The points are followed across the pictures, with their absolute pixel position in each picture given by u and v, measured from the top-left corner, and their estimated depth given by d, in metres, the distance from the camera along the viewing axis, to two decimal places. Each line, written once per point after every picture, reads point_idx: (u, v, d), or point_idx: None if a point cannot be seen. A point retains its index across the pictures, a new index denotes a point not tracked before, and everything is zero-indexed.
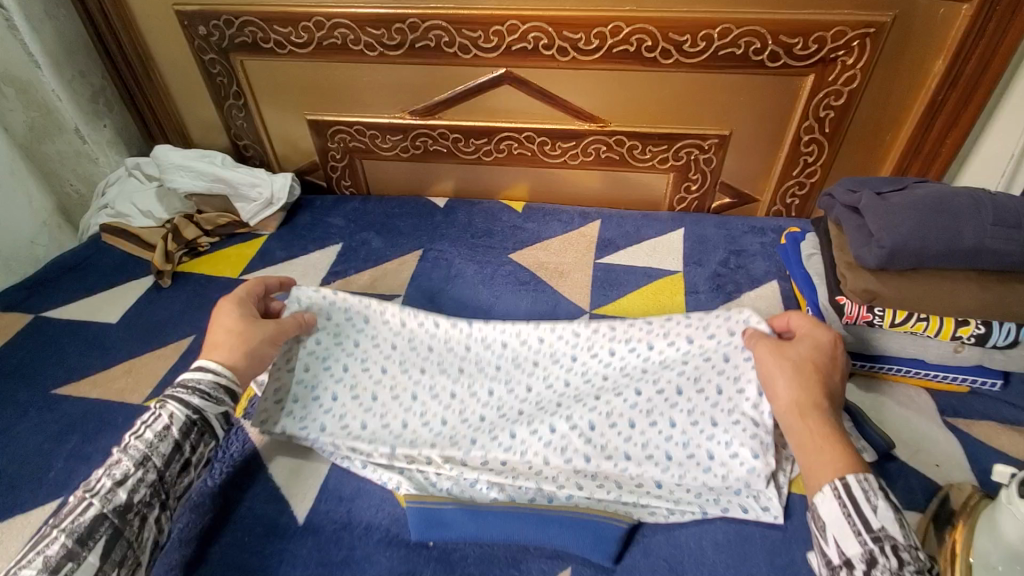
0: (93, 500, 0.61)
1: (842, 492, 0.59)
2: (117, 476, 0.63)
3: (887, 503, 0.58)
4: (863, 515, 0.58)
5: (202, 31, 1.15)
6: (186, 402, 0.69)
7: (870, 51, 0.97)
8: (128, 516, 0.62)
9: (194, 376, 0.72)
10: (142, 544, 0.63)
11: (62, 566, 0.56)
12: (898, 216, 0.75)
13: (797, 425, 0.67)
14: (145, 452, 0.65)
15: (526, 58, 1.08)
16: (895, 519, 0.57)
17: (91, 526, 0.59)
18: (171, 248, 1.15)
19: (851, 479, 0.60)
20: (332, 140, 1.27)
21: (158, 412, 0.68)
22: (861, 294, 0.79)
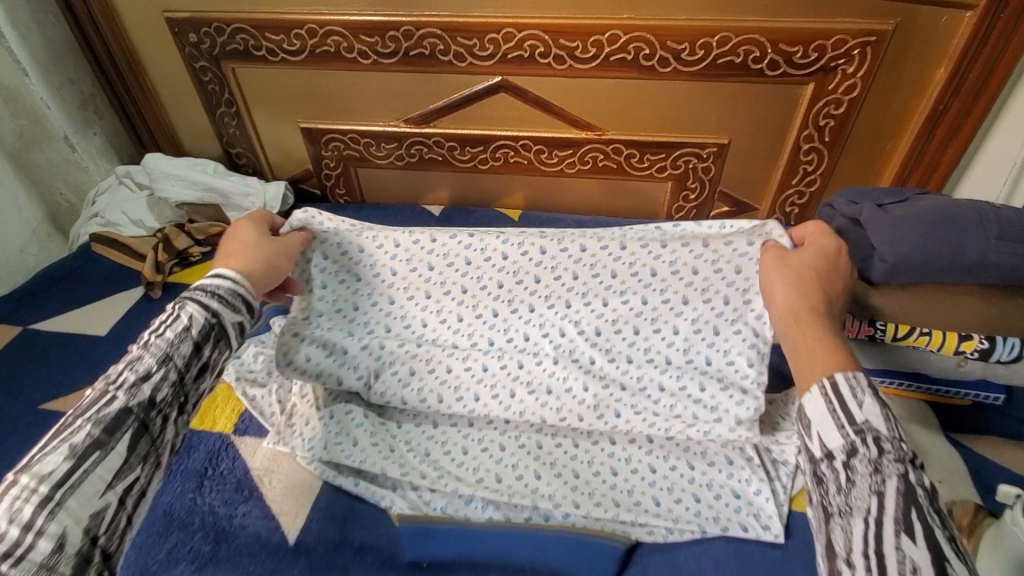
0: (117, 393, 0.52)
1: (830, 390, 0.51)
2: (139, 371, 0.53)
3: (877, 399, 0.50)
4: (846, 408, 0.50)
5: (192, 37, 1.13)
6: (205, 303, 0.59)
7: (871, 60, 0.96)
8: (153, 413, 0.53)
9: (210, 281, 0.61)
10: (162, 446, 0.54)
11: (88, 455, 0.47)
12: (901, 227, 0.74)
13: (792, 329, 0.60)
14: (168, 348, 0.55)
15: (522, 67, 1.06)
16: (883, 414, 0.49)
17: (116, 418, 0.50)
18: (161, 259, 1.13)
19: (841, 375, 0.52)
20: (326, 149, 1.26)
21: (175, 311, 0.58)
22: (861, 309, 0.77)
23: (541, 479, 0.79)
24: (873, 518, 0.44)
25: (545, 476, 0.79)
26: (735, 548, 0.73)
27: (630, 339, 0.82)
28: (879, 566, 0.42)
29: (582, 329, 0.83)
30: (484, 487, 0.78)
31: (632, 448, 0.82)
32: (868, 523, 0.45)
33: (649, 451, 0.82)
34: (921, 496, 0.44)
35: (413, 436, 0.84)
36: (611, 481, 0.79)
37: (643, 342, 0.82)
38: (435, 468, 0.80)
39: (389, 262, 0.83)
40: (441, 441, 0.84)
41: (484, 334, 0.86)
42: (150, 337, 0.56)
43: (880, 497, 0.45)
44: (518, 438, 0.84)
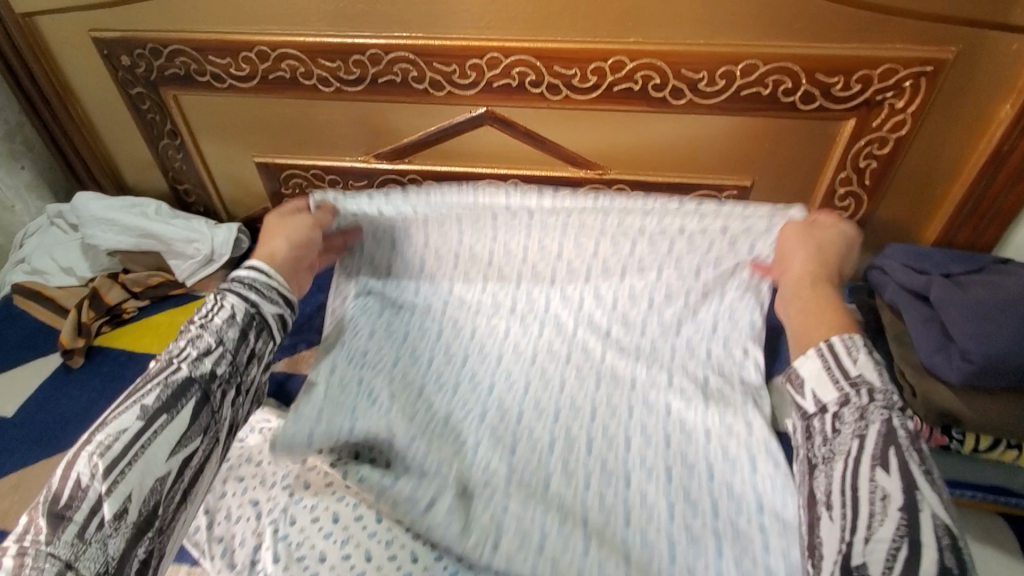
0: (182, 365, 0.61)
1: (826, 350, 0.62)
2: (201, 347, 0.63)
3: (869, 356, 0.61)
4: (842, 364, 0.60)
5: (125, 60, 0.97)
6: (245, 295, 0.70)
7: (925, 93, 0.80)
8: (212, 385, 0.62)
9: (248, 275, 0.72)
10: (220, 421, 0.64)
11: (156, 418, 0.56)
12: (986, 315, 0.59)
13: (807, 292, 0.71)
14: (219, 330, 0.65)
15: (510, 96, 0.90)
16: (874, 368, 0.60)
17: (182, 386, 0.60)
18: (86, 319, 0.97)
19: (838, 338, 0.63)
20: (286, 186, 1.10)
21: (218, 303, 0.68)
22: (937, 417, 0.61)
23: None
24: (856, 455, 0.54)
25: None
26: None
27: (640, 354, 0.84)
28: (869, 504, 0.51)
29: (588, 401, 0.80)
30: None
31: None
32: (847, 463, 0.54)
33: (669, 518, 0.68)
34: (904, 437, 0.53)
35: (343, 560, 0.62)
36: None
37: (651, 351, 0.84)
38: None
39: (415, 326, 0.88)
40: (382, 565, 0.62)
41: (502, 382, 0.83)
42: (203, 323, 0.66)
43: (863, 441, 0.54)
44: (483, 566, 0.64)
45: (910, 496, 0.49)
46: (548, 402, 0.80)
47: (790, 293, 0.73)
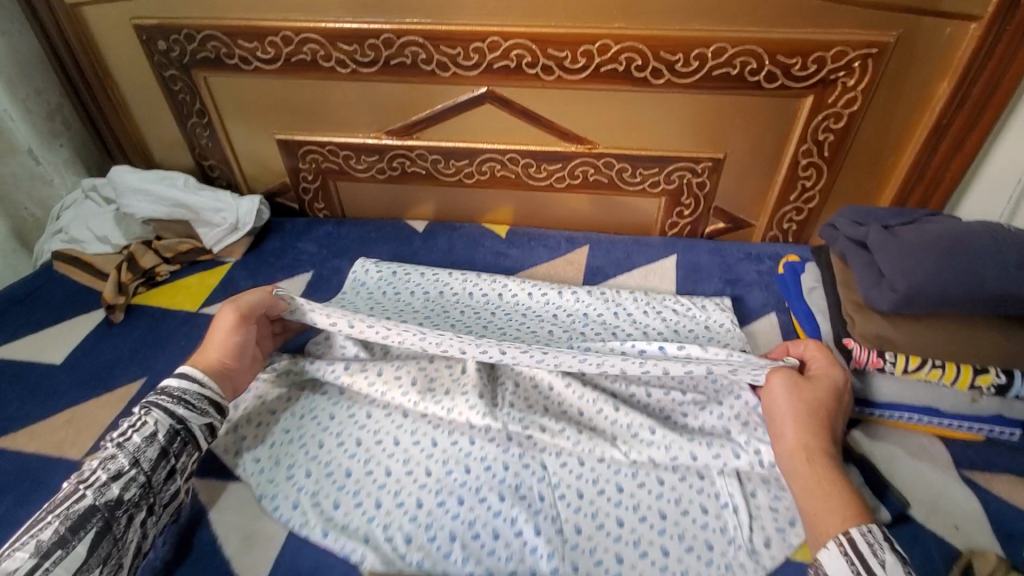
0: (87, 491, 0.63)
1: (848, 547, 0.57)
2: (113, 470, 0.65)
3: (896, 556, 0.55)
4: (868, 563, 0.55)
5: (161, 45, 1.07)
6: (172, 409, 0.72)
7: (872, 72, 0.92)
8: (117, 512, 0.63)
9: (179, 386, 0.75)
10: (125, 547, 0.63)
11: (49, 553, 0.57)
12: (913, 254, 0.69)
13: (804, 469, 0.66)
14: (135, 451, 0.67)
15: (509, 77, 1.01)
16: (905, 572, 0.54)
17: (84, 515, 0.61)
18: (125, 279, 1.07)
19: (856, 531, 0.58)
20: (303, 161, 1.20)
21: (143, 418, 0.71)
22: (873, 340, 0.74)
23: (544, 465, 0.78)
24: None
25: (511, 499, 0.74)
26: (737, 480, 0.76)
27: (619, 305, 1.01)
28: None
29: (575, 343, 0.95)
30: (447, 512, 0.73)
31: (601, 468, 0.78)
32: None
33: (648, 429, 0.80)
34: None
35: (374, 455, 0.79)
36: (576, 505, 0.74)
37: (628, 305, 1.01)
38: (399, 503, 0.74)
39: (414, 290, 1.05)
40: (403, 460, 0.79)
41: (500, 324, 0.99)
42: (121, 442, 0.68)
43: None
44: (484, 459, 0.78)
45: None
46: (543, 341, 0.96)
47: (789, 465, 0.68)
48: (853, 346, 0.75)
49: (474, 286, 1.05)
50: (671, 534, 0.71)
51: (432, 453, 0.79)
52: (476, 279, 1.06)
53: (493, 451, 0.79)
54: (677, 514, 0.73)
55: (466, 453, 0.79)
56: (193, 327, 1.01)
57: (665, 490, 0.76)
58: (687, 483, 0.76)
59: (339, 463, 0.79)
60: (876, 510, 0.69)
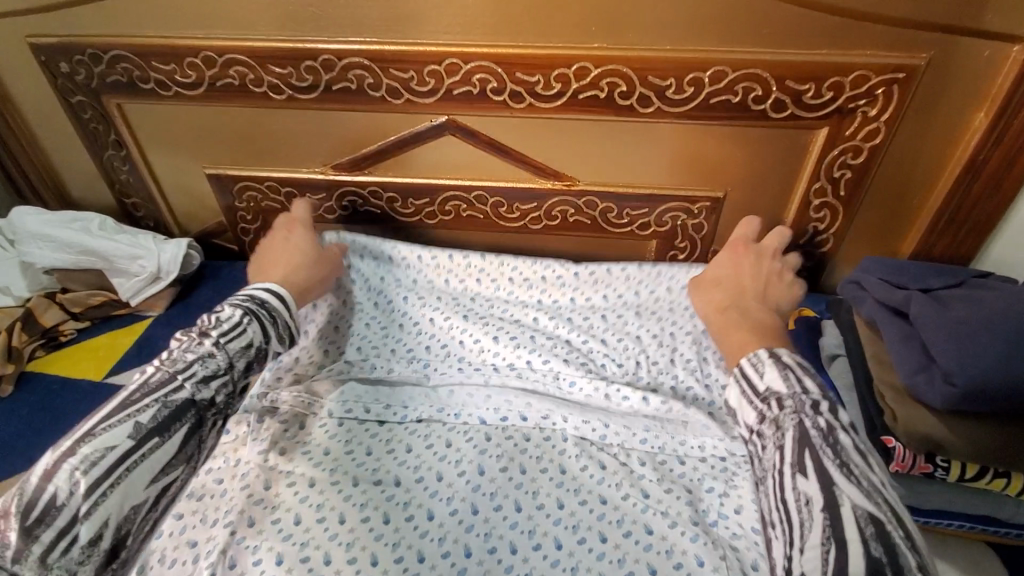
0: (185, 385, 0.65)
1: (739, 376, 0.66)
2: (209, 369, 0.67)
3: (775, 369, 0.63)
4: (752, 381, 0.64)
5: (63, 67, 0.91)
6: (266, 328, 0.72)
7: (897, 100, 0.78)
8: (206, 413, 0.67)
9: (268, 298, 0.75)
10: (202, 446, 0.69)
11: (147, 440, 0.61)
12: (972, 335, 0.55)
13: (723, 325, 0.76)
14: (231, 357, 0.68)
15: (472, 105, 0.86)
16: (783, 377, 0.62)
17: (179, 408, 0.64)
18: (18, 342, 0.90)
19: (746, 357, 0.66)
20: (240, 199, 1.04)
21: (241, 322, 0.70)
22: (920, 441, 0.57)
23: None
24: (778, 466, 0.57)
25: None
26: None
27: (603, 342, 0.89)
28: (785, 502, 0.55)
29: (553, 414, 0.81)
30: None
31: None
32: (778, 475, 0.57)
33: (645, 543, 0.67)
34: (815, 439, 0.56)
35: None
36: None
37: (616, 336, 0.89)
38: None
39: (371, 357, 0.91)
40: None
41: (467, 399, 0.84)
42: (219, 340, 0.68)
43: (782, 447, 0.58)
44: None
45: (829, 496, 0.52)
46: (515, 416, 0.81)
47: (720, 323, 0.77)
48: (895, 446, 0.59)
49: (430, 332, 0.92)
50: None
51: None
52: (444, 326, 0.92)
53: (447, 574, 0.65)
54: None
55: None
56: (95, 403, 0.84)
57: None
58: None
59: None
60: None
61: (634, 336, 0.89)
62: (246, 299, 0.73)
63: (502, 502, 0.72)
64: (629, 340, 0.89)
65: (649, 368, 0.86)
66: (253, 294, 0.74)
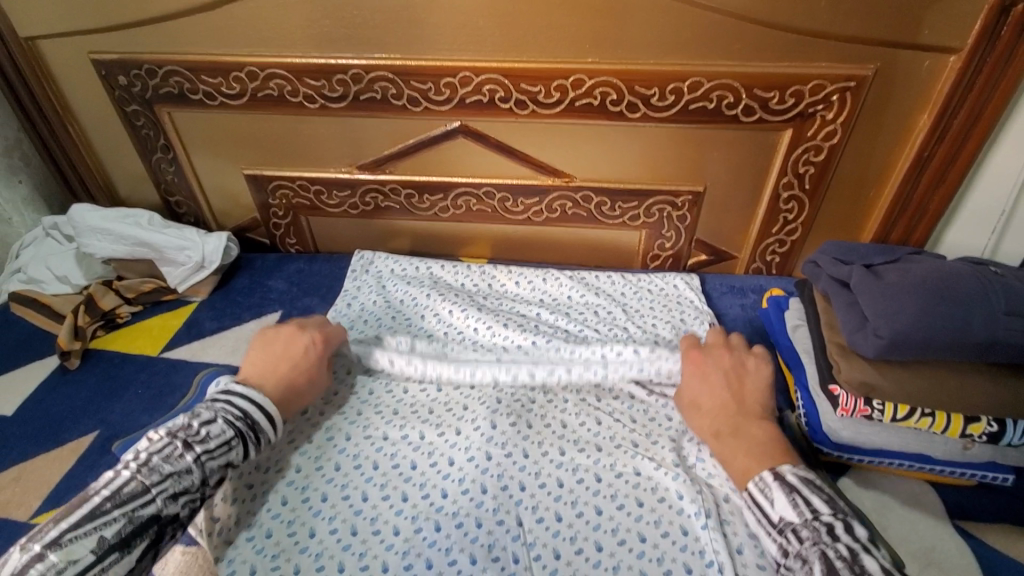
0: (156, 497, 0.60)
1: (750, 501, 0.65)
2: (182, 485, 0.62)
3: (782, 490, 0.63)
4: (764, 509, 0.63)
5: (122, 80, 1.04)
6: (248, 442, 0.68)
7: (851, 105, 0.90)
8: (168, 527, 0.62)
9: (254, 407, 0.70)
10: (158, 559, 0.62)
11: (108, 555, 0.56)
12: (897, 297, 0.66)
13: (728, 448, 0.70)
14: (209, 473, 0.64)
15: (482, 112, 0.98)
16: (791, 502, 0.62)
17: (145, 522, 0.59)
18: (82, 323, 1.01)
19: (753, 482, 0.65)
20: (274, 196, 1.16)
21: (223, 431, 0.66)
22: (858, 387, 0.69)
23: (520, 522, 0.73)
24: None
25: (483, 562, 0.68)
26: (721, 533, 0.70)
27: (595, 329, 0.99)
28: None
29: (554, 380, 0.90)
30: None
31: (579, 523, 0.73)
32: None
33: (637, 483, 0.77)
34: (839, 568, 0.55)
35: (340, 512, 0.74)
36: (552, 567, 0.69)
37: (606, 325, 0.99)
38: (364, 567, 0.69)
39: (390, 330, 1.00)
40: (371, 518, 0.74)
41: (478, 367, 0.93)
42: (198, 454, 0.63)
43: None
44: (455, 516, 0.73)
45: None
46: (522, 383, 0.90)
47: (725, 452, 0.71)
48: (840, 392, 0.72)
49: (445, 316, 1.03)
50: None
51: (401, 510, 0.74)
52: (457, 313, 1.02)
53: (466, 505, 0.74)
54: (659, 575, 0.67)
55: (441, 506, 0.75)
56: (152, 373, 0.96)
57: (647, 547, 0.70)
58: (670, 538, 0.71)
59: (303, 522, 0.73)
60: None
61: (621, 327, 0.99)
62: (238, 414, 0.68)
63: (511, 448, 0.80)
64: (617, 328, 0.99)
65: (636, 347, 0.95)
66: (242, 401, 0.70)
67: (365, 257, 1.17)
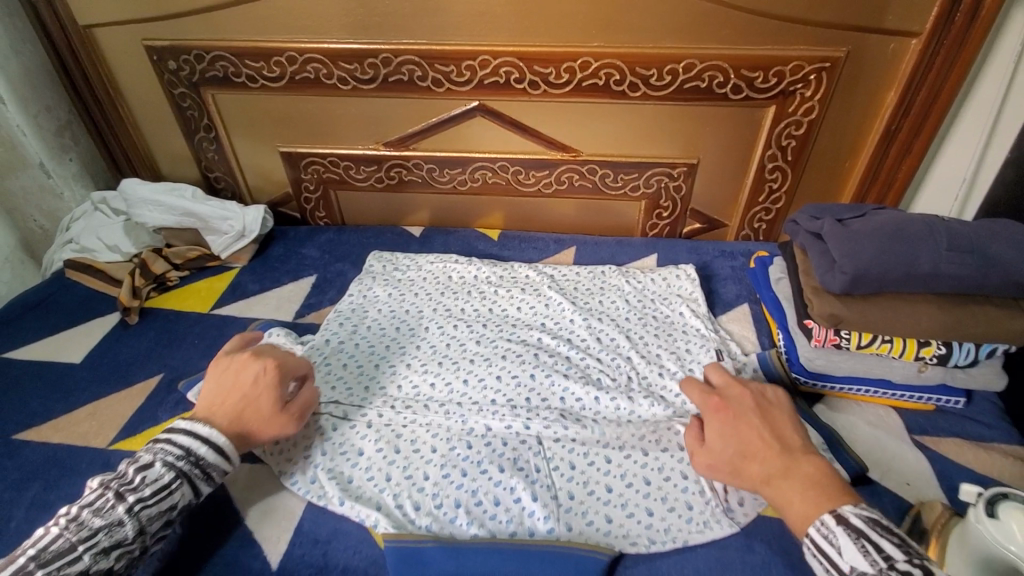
0: (85, 553, 0.58)
1: (815, 551, 0.57)
2: (114, 538, 0.60)
3: (850, 536, 0.56)
4: (831, 558, 0.56)
5: (172, 65, 1.15)
6: (193, 486, 0.67)
7: (826, 83, 1.02)
8: None
9: (195, 442, 0.68)
10: None
11: None
12: (860, 241, 0.78)
13: (773, 489, 0.63)
14: (144, 522, 0.62)
15: (498, 92, 1.10)
16: (861, 552, 0.54)
17: None
18: (138, 284, 1.13)
19: (814, 527, 0.58)
20: (305, 172, 1.27)
21: (162, 475, 0.65)
22: (827, 318, 0.81)
23: (541, 440, 0.83)
24: None
25: (510, 470, 0.79)
26: None
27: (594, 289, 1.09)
28: None
29: (566, 326, 1.01)
30: (451, 483, 0.78)
31: (590, 441, 0.83)
32: None
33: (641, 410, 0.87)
34: None
35: (383, 433, 0.84)
36: (569, 474, 0.79)
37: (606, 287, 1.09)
38: (407, 475, 0.79)
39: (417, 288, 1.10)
40: (410, 439, 0.84)
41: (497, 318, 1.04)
42: (133, 504, 0.62)
43: None
44: (484, 435, 0.83)
45: None
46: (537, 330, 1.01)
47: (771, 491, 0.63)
48: (814, 326, 0.85)
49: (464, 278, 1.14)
50: (656, 497, 0.76)
51: (436, 430, 0.84)
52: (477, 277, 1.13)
53: (493, 427, 0.84)
54: (659, 480, 0.78)
55: (471, 427, 0.84)
56: (205, 327, 1.07)
57: (649, 459, 0.80)
58: (670, 453, 0.81)
59: (353, 443, 0.83)
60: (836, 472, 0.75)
61: (626, 347, 0.95)
62: (178, 454, 0.67)
63: (529, 380, 0.90)
64: (615, 288, 1.09)
65: (635, 303, 1.05)
66: (186, 443, 0.68)
67: (383, 257, 1.20)
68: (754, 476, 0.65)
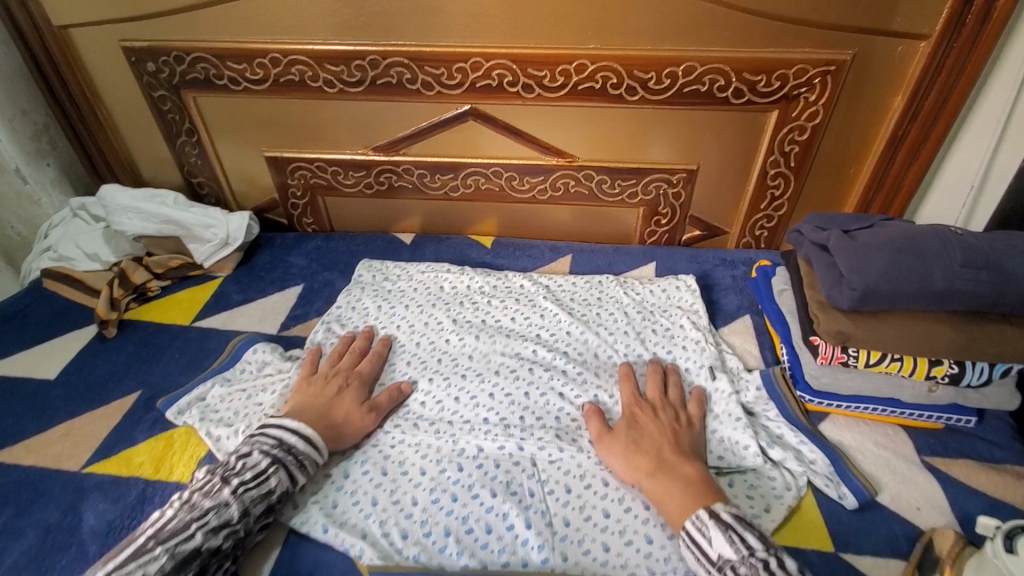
0: (195, 531, 0.63)
1: (688, 540, 0.65)
2: (222, 518, 0.65)
3: (718, 528, 0.63)
4: (703, 547, 0.63)
5: (150, 66, 1.10)
6: (289, 471, 0.71)
7: (832, 87, 0.98)
8: (212, 561, 0.63)
9: (286, 432, 0.74)
10: None
11: None
12: (868, 256, 0.75)
13: (653, 484, 0.71)
14: (247, 504, 0.67)
15: (491, 95, 1.05)
16: (727, 540, 0.62)
17: (185, 556, 0.62)
18: (117, 295, 1.08)
19: (689, 520, 0.65)
20: (292, 177, 1.23)
21: (258, 462, 0.70)
22: (834, 336, 0.77)
23: (535, 461, 0.79)
24: None
25: (502, 495, 0.75)
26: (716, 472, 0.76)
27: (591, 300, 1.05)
28: None
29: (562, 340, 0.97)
30: (440, 509, 0.74)
31: (586, 462, 0.79)
32: None
33: None
34: None
35: (370, 455, 0.80)
36: (564, 499, 0.75)
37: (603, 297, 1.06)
38: (395, 501, 0.75)
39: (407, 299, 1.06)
40: (398, 461, 0.80)
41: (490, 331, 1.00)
42: (236, 488, 0.67)
43: None
44: (476, 457, 0.79)
45: None
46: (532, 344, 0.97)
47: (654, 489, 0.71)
48: (819, 343, 0.82)
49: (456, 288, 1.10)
50: (656, 522, 0.72)
51: (425, 452, 0.80)
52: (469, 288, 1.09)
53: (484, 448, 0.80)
54: (659, 504, 0.74)
55: (462, 448, 0.81)
56: (186, 341, 1.03)
57: None
58: None
59: (337, 466, 0.79)
60: (843, 497, 0.73)
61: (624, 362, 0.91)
62: (273, 443, 0.72)
63: (523, 398, 0.86)
64: (612, 300, 1.05)
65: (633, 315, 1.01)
66: (280, 435, 0.73)
67: (372, 266, 1.15)
68: (642, 469, 0.73)
